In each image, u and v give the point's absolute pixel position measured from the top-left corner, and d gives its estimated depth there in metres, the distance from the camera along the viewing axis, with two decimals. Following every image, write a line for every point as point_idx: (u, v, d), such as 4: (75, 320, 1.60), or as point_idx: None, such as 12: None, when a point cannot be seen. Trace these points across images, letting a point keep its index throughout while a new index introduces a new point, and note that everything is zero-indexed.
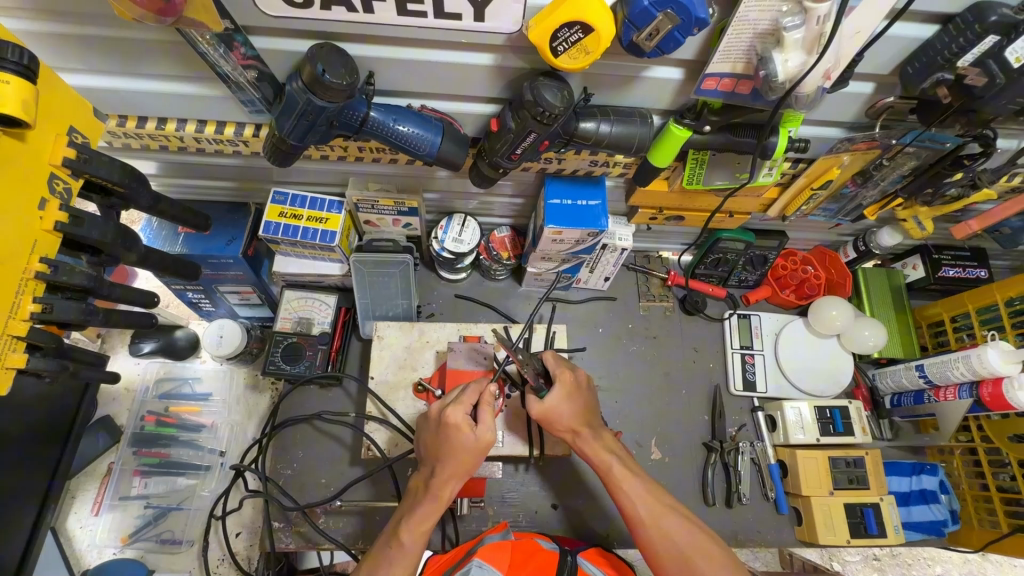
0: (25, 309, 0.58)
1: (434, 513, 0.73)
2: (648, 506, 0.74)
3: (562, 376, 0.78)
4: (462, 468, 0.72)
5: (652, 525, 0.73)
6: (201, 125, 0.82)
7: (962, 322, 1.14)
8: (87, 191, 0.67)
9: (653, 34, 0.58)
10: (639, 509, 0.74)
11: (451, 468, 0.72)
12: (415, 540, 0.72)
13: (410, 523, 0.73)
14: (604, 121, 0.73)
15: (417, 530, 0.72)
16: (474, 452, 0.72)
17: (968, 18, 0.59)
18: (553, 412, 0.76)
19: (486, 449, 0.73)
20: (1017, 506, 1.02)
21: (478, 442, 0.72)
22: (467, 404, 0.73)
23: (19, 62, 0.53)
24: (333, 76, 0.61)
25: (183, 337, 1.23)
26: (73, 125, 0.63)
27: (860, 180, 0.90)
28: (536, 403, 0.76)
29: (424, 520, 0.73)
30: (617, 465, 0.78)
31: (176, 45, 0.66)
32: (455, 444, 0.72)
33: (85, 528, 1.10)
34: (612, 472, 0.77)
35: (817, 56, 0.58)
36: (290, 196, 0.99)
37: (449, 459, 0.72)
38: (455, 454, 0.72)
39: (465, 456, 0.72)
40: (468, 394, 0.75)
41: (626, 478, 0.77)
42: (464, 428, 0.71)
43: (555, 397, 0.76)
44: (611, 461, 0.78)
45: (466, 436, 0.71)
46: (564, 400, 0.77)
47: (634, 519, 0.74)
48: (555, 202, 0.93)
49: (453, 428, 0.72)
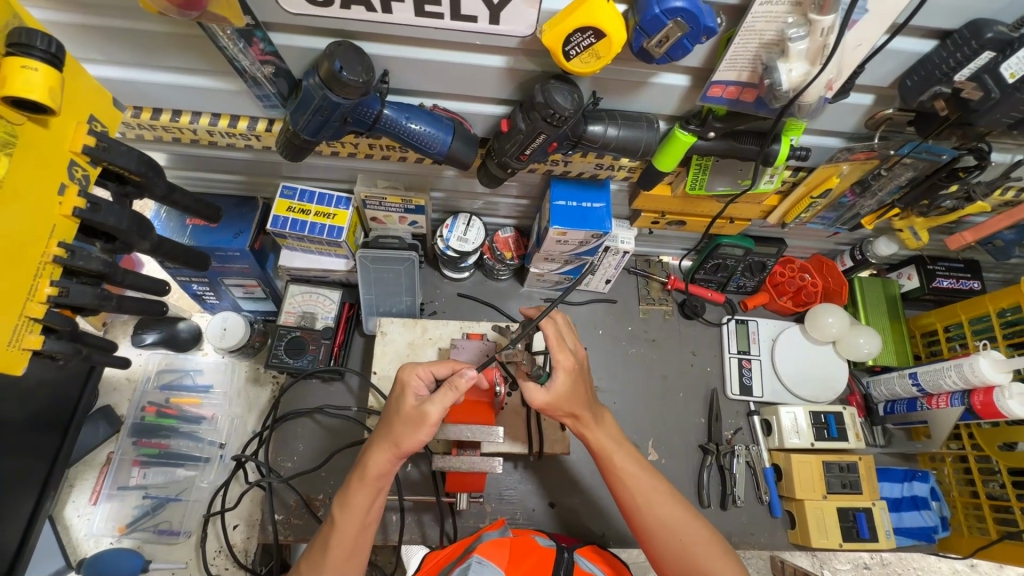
0: (43, 292, 0.59)
1: (361, 486, 0.73)
2: (644, 493, 0.76)
3: (560, 359, 0.78)
4: (392, 439, 0.73)
5: (647, 511, 0.75)
6: (215, 118, 0.84)
7: (955, 331, 1.17)
8: (104, 178, 0.68)
9: (662, 41, 0.59)
10: (637, 499, 0.76)
11: (385, 435, 0.74)
12: (343, 513, 0.73)
13: (342, 496, 0.74)
14: (612, 124, 0.75)
15: (345, 502, 0.73)
16: (405, 420, 0.73)
17: (965, 34, 0.61)
18: (556, 399, 0.76)
19: (420, 423, 0.72)
20: (1006, 513, 1.04)
21: (413, 410, 0.73)
22: (426, 373, 0.77)
23: (47, 50, 0.54)
24: (350, 73, 0.63)
25: (186, 329, 1.23)
26: (93, 113, 0.65)
27: (859, 189, 0.92)
28: (541, 393, 0.76)
29: (352, 492, 0.73)
30: (616, 452, 0.79)
31: (195, 39, 0.68)
32: (394, 407, 0.75)
33: (82, 517, 1.10)
34: (612, 460, 0.78)
35: (820, 66, 0.60)
36: (298, 191, 1.01)
37: (386, 424, 0.75)
38: (391, 418, 0.74)
39: (397, 424, 0.73)
40: (438, 367, 0.78)
41: (624, 467, 0.78)
42: (406, 392, 0.75)
43: (560, 385, 0.76)
44: (609, 446, 0.79)
45: (405, 401, 0.74)
46: (567, 384, 0.76)
47: (631, 507, 0.76)
48: (560, 203, 0.95)
49: (399, 391, 0.76)
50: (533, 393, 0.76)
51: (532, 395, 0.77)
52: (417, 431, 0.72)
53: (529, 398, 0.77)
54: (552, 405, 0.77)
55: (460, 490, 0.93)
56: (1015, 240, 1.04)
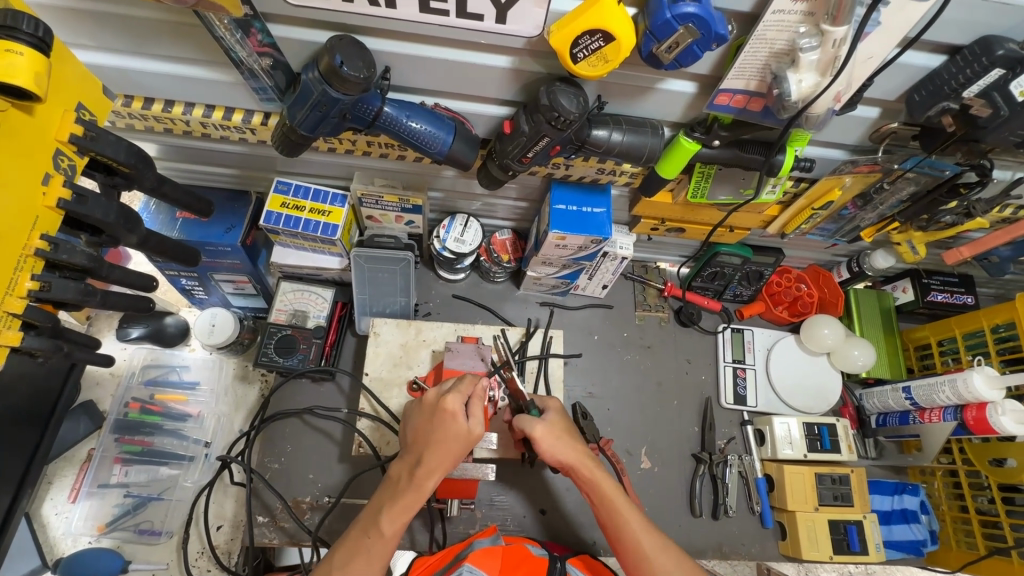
0: (23, 287, 0.56)
1: (414, 505, 0.70)
2: (652, 538, 0.71)
3: (547, 402, 0.82)
4: (451, 461, 0.71)
5: (657, 558, 0.70)
6: (208, 110, 0.81)
7: (948, 345, 1.17)
8: (91, 169, 0.66)
9: (672, 47, 0.58)
10: (644, 544, 0.71)
11: (439, 459, 0.71)
12: (395, 531, 0.70)
13: (390, 516, 0.70)
14: (616, 129, 0.74)
15: (398, 519, 0.70)
16: (465, 444, 0.71)
17: (976, 50, 0.60)
18: (553, 429, 0.77)
19: (478, 442, 0.72)
20: (995, 528, 1.04)
21: (470, 432, 0.71)
22: (465, 394, 0.73)
23: (34, 34, 0.51)
24: (351, 69, 0.61)
25: (172, 324, 1.18)
26: (81, 100, 0.62)
27: (861, 203, 0.92)
28: (540, 424, 0.76)
29: (403, 511, 0.70)
30: (620, 494, 0.74)
31: (191, 28, 0.66)
32: (447, 432, 0.71)
33: (60, 515, 1.07)
34: (615, 502, 0.73)
35: (830, 78, 0.60)
36: (293, 187, 0.98)
37: (438, 448, 0.71)
38: (445, 443, 0.71)
39: (456, 448, 0.71)
40: (468, 384, 0.75)
41: (628, 510, 0.73)
42: (458, 417, 0.71)
43: (553, 418, 0.78)
44: (614, 491, 0.74)
45: (459, 425, 0.71)
46: (559, 418, 0.79)
47: (637, 555, 0.71)
48: (560, 207, 0.94)
49: (449, 416, 0.71)
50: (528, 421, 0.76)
51: (531, 426, 0.76)
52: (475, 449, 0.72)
53: (528, 428, 0.75)
54: (550, 436, 0.76)
55: (453, 496, 0.92)
56: (1011, 257, 1.04)
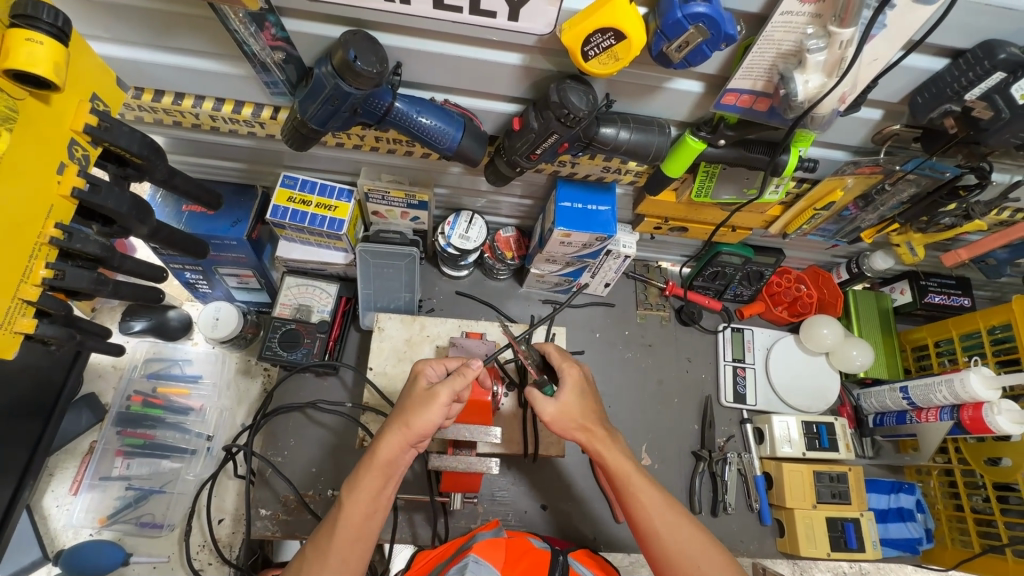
0: (37, 274, 0.57)
1: (371, 471, 0.71)
2: (664, 517, 0.72)
3: (566, 372, 0.80)
4: (403, 421, 0.72)
5: (668, 537, 0.71)
6: (218, 103, 0.82)
7: (945, 346, 1.19)
8: (103, 159, 0.66)
9: (682, 46, 0.59)
10: (655, 522, 0.72)
11: (395, 419, 0.73)
12: (353, 497, 0.70)
13: (352, 480, 0.72)
14: (624, 127, 0.75)
15: (356, 485, 0.71)
16: (416, 401, 0.73)
17: (978, 54, 0.61)
18: (566, 409, 0.77)
19: (429, 402, 0.72)
20: (989, 527, 1.06)
21: (423, 391, 0.74)
22: (439, 365, 0.79)
23: (54, 24, 0.52)
24: (365, 64, 0.62)
25: (176, 318, 1.16)
26: (96, 91, 0.63)
27: (862, 204, 0.93)
28: (550, 405, 0.77)
29: (361, 476, 0.71)
30: (633, 472, 0.75)
31: (205, 21, 0.66)
32: (407, 392, 0.76)
33: (61, 507, 1.07)
34: (627, 480, 0.74)
35: (836, 79, 0.61)
36: (300, 181, 0.99)
37: (398, 409, 0.75)
38: (403, 402, 0.75)
39: (409, 406, 0.73)
40: (450, 359, 0.81)
41: (641, 486, 0.74)
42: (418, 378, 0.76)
43: (568, 395, 0.78)
44: (627, 469, 0.75)
45: (418, 385, 0.75)
46: (573, 396, 0.78)
47: (649, 533, 0.72)
48: (566, 205, 0.95)
49: (413, 377, 0.77)
50: (539, 402, 0.77)
51: (541, 407, 0.77)
52: (427, 411, 0.71)
53: (539, 410, 0.77)
54: (562, 416, 0.77)
55: (456, 490, 0.93)
56: (1008, 260, 1.06)
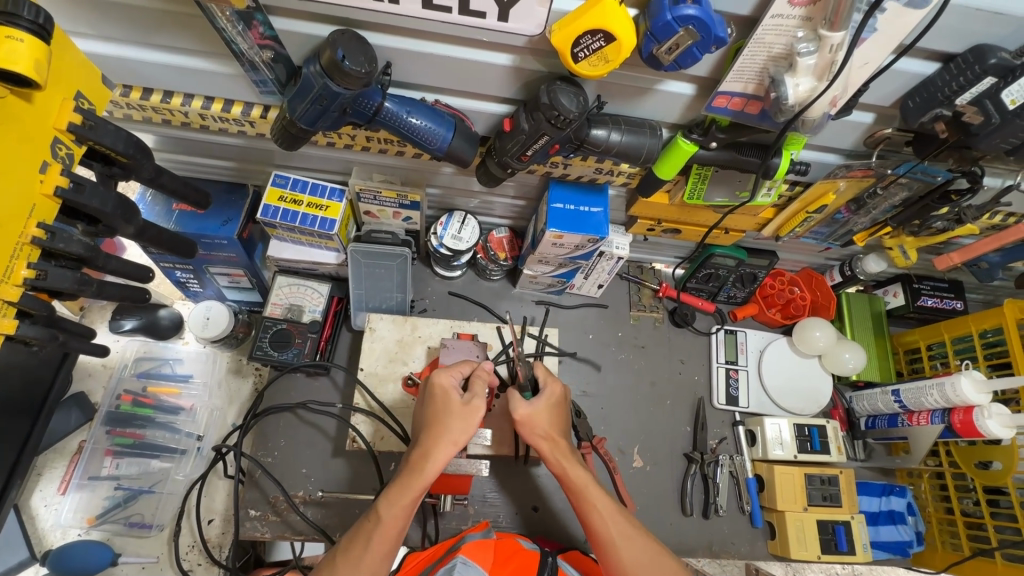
0: (19, 274, 0.56)
1: (414, 487, 0.70)
2: (619, 527, 0.72)
3: (551, 388, 0.80)
4: (450, 438, 0.71)
5: (621, 546, 0.71)
6: (207, 102, 0.81)
7: (937, 350, 1.19)
8: (88, 158, 0.65)
9: (672, 48, 0.59)
10: (610, 533, 0.71)
11: (436, 435, 0.72)
12: (393, 511, 0.69)
13: (390, 496, 0.70)
14: (615, 129, 0.74)
15: (398, 502, 0.69)
16: (459, 417, 0.73)
17: (969, 58, 0.61)
18: (537, 414, 0.77)
19: (472, 417, 0.73)
20: (979, 530, 1.06)
21: (462, 405, 0.73)
22: (457, 372, 0.77)
23: (35, 21, 0.51)
24: (353, 63, 0.61)
25: (167, 317, 1.16)
26: (80, 88, 0.62)
27: (854, 207, 0.93)
28: (524, 407, 0.77)
29: (403, 492, 0.70)
30: (592, 482, 0.75)
31: (193, 18, 0.66)
32: (440, 407, 0.74)
33: (49, 507, 1.06)
34: (585, 489, 0.74)
35: (826, 82, 0.61)
36: (291, 180, 0.98)
37: (434, 424, 0.73)
38: (440, 417, 0.73)
39: (451, 422, 0.72)
40: (460, 364, 0.79)
41: (599, 495, 0.74)
42: (450, 391, 0.74)
43: (541, 402, 0.78)
44: (586, 480, 0.75)
45: (451, 399, 0.74)
46: (547, 405, 0.78)
47: (603, 542, 0.71)
48: (558, 206, 0.94)
49: (441, 391, 0.75)
50: (516, 403, 0.77)
51: (514, 408, 0.77)
52: (472, 425, 0.72)
53: (513, 410, 0.77)
54: (532, 420, 0.77)
55: (445, 491, 0.92)
56: (1000, 263, 1.06)
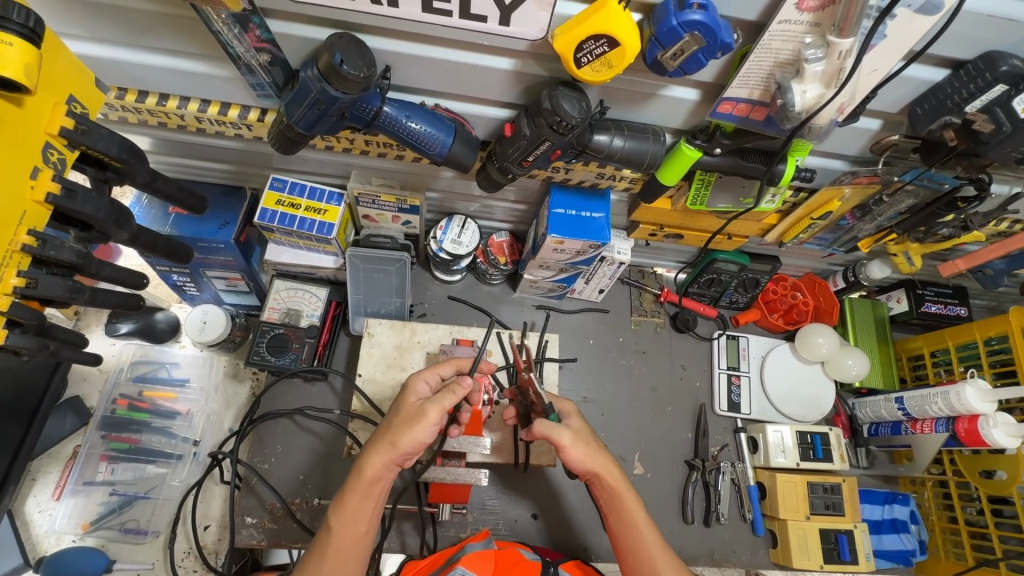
0: (9, 283, 0.55)
1: (356, 493, 0.68)
2: (667, 562, 0.70)
3: (563, 405, 0.77)
4: (389, 439, 0.69)
5: None
6: (204, 104, 0.80)
7: (941, 357, 1.18)
8: (81, 163, 0.64)
9: (677, 54, 0.58)
10: (658, 567, 0.70)
11: (380, 437, 0.70)
12: (341, 520, 0.67)
13: (338, 502, 0.69)
14: (618, 135, 0.73)
15: (344, 510, 0.68)
16: (404, 419, 0.70)
17: (979, 66, 0.60)
18: (580, 436, 0.72)
19: (417, 420, 0.68)
20: (983, 539, 1.05)
21: (412, 408, 0.70)
22: (432, 376, 0.76)
23: (24, 24, 0.50)
24: (352, 68, 0.60)
25: (163, 320, 1.17)
26: (72, 92, 0.61)
27: (859, 214, 0.92)
28: (566, 431, 0.71)
29: (345, 498, 0.68)
30: (641, 512, 0.73)
31: (188, 21, 0.64)
32: (396, 408, 0.73)
33: (44, 513, 1.05)
34: (633, 520, 0.72)
35: (834, 89, 0.59)
36: (289, 184, 0.97)
37: (385, 425, 0.72)
38: (391, 418, 0.72)
39: (395, 424, 0.70)
40: (443, 367, 0.79)
41: (648, 524, 0.72)
42: (411, 396, 0.73)
43: (578, 423, 0.73)
44: (634, 508, 0.72)
45: (408, 400, 0.73)
46: (582, 424, 0.74)
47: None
48: (559, 211, 0.93)
49: (403, 393, 0.74)
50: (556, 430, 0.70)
51: (558, 433, 0.70)
52: (414, 429, 0.68)
53: (557, 436, 0.70)
54: (578, 446, 0.71)
55: (444, 500, 0.91)
56: (1005, 270, 1.05)
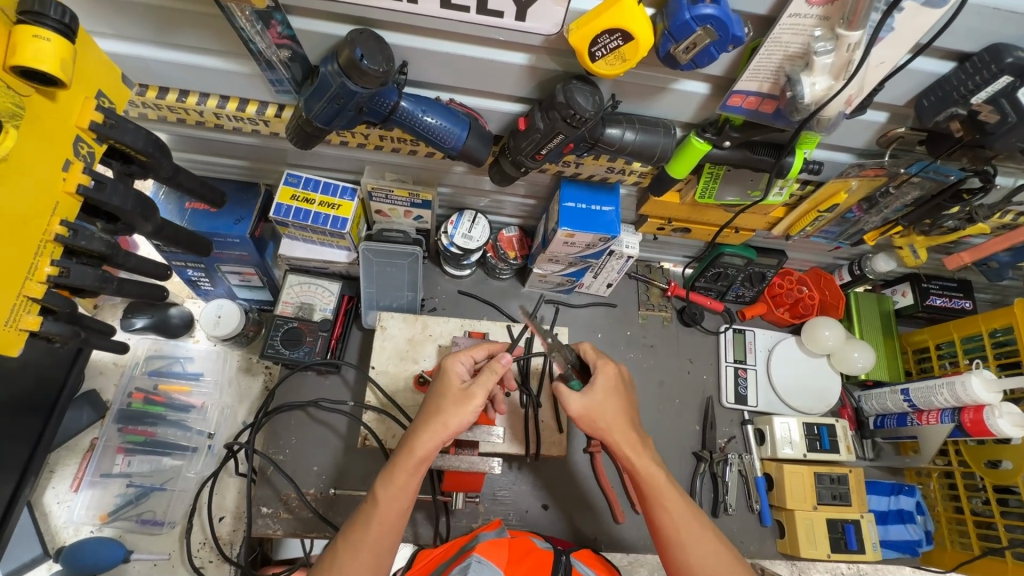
0: (42, 271, 0.57)
1: (404, 470, 0.69)
2: (691, 531, 0.73)
3: (604, 366, 0.80)
4: (441, 418, 0.71)
5: (689, 547, 0.72)
6: (223, 101, 0.82)
7: (947, 349, 1.19)
8: (108, 156, 0.66)
9: (689, 47, 0.59)
10: (681, 534, 0.73)
11: (430, 417, 0.72)
12: (386, 497, 0.69)
13: (383, 481, 0.70)
14: (629, 128, 0.75)
15: (390, 488, 0.69)
16: (455, 400, 0.72)
17: (985, 58, 0.62)
18: (593, 406, 0.76)
19: (467, 401, 0.72)
20: (989, 529, 1.06)
21: (460, 390, 0.73)
22: (468, 360, 0.78)
23: (61, 20, 0.52)
24: (371, 63, 0.62)
25: (178, 314, 1.17)
26: (101, 88, 0.62)
27: (866, 206, 0.94)
28: (578, 399, 0.76)
29: (394, 477, 0.69)
30: (663, 482, 0.75)
31: (211, 18, 0.66)
32: (440, 388, 0.74)
33: (62, 504, 1.07)
34: (658, 489, 0.74)
35: (843, 81, 0.61)
36: (303, 179, 0.99)
37: (430, 406, 0.73)
38: (437, 398, 0.73)
39: (443, 404, 0.72)
40: (475, 351, 0.80)
41: (671, 492, 0.74)
42: (453, 376, 0.74)
43: (598, 392, 0.77)
44: (658, 478, 0.75)
45: (451, 381, 0.74)
46: (604, 394, 0.77)
47: (673, 542, 0.73)
48: (570, 205, 0.94)
49: (443, 373, 0.75)
50: (568, 398, 0.76)
51: (568, 401, 0.77)
52: (464, 409, 0.71)
53: (565, 404, 0.77)
54: (587, 415, 0.76)
55: (458, 489, 0.93)
56: (1010, 263, 1.06)
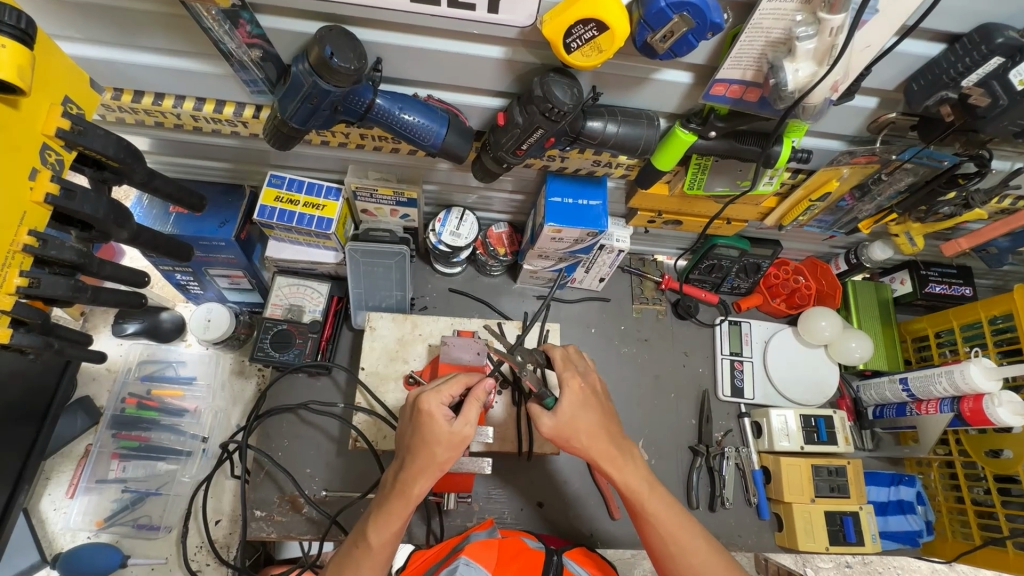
0: (11, 283, 0.56)
1: (402, 511, 0.70)
2: (678, 542, 0.72)
3: (566, 381, 0.75)
4: (433, 465, 0.69)
5: (681, 560, 0.71)
6: (199, 103, 0.80)
7: (946, 337, 1.17)
8: (80, 163, 0.65)
9: (667, 36, 0.57)
10: (670, 547, 0.72)
11: (420, 461, 0.69)
12: (381, 538, 0.70)
13: (378, 521, 0.70)
14: (611, 121, 0.73)
15: (386, 528, 0.70)
16: (446, 446, 0.69)
17: (975, 38, 0.59)
18: (566, 427, 0.73)
19: (461, 444, 0.69)
20: (990, 519, 1.05)
21: (451, 435, 0.69)
22: (448, 395, 0.71)
23: (17, 26, 0.51)
24: (342, 60, 0.60)
25: (169, 319, 1.17)
26: (67, 94, 0.61)
27: (858, 194, 0.91)
28: (549, 420, 0.73)
29: (392, 519, 0.70)
30: (648, 499, 0.73)
31: (180, 19, 0.65)
32: (426, 434, 0.69)
33: (58, 511, 1.07)
34: (644, 508, 0.73)
35: (827, 67, 0.59)
36: (287, 180, 0.98)
37: (420, 450, 0.69)
38: (425, 444, 0.69)
39: (435, 450, 0.69)
40: (452, 385, 0.73)
41: (654, 507, 0.73)
42: (438, 419, 0.69)
43: (567, 411, 0.73)
44: (641, 489, 0.73)
45: (439, 426, 0.69)
46: (575, 412, 0.73)
47: (663, 554, 0.73)
48: (556, 200, 0.93)
49: (426, 417, 0.69)
50: (539, 420, 0.73)
51: (540, 423, 0.73)
52: (458, 452, 0.69)
53: (538, 427, 0.73)
54: (561, 432, 0.73)
55: (448, 489, 0.94)
56: (1010, 248, 1.03)
